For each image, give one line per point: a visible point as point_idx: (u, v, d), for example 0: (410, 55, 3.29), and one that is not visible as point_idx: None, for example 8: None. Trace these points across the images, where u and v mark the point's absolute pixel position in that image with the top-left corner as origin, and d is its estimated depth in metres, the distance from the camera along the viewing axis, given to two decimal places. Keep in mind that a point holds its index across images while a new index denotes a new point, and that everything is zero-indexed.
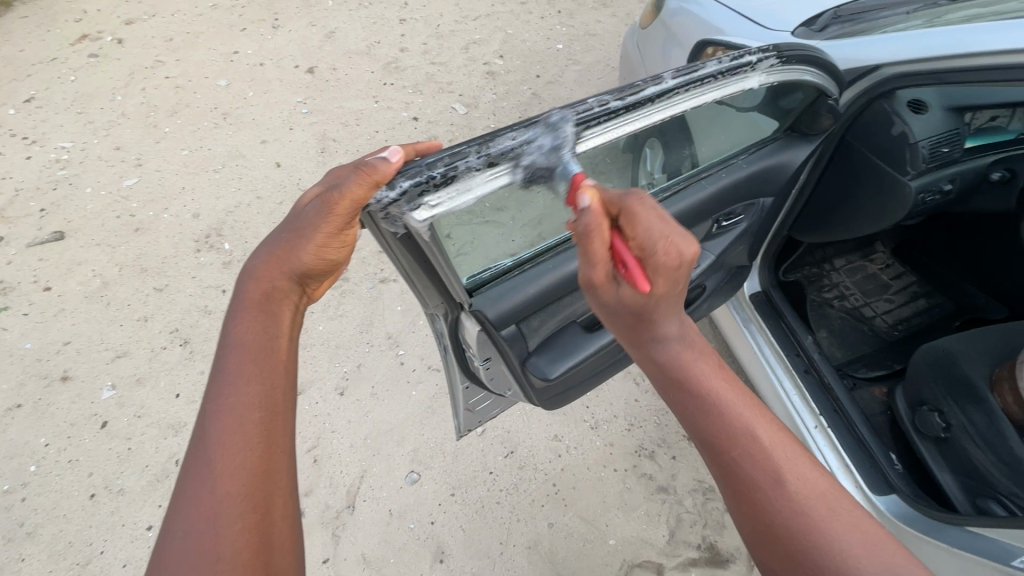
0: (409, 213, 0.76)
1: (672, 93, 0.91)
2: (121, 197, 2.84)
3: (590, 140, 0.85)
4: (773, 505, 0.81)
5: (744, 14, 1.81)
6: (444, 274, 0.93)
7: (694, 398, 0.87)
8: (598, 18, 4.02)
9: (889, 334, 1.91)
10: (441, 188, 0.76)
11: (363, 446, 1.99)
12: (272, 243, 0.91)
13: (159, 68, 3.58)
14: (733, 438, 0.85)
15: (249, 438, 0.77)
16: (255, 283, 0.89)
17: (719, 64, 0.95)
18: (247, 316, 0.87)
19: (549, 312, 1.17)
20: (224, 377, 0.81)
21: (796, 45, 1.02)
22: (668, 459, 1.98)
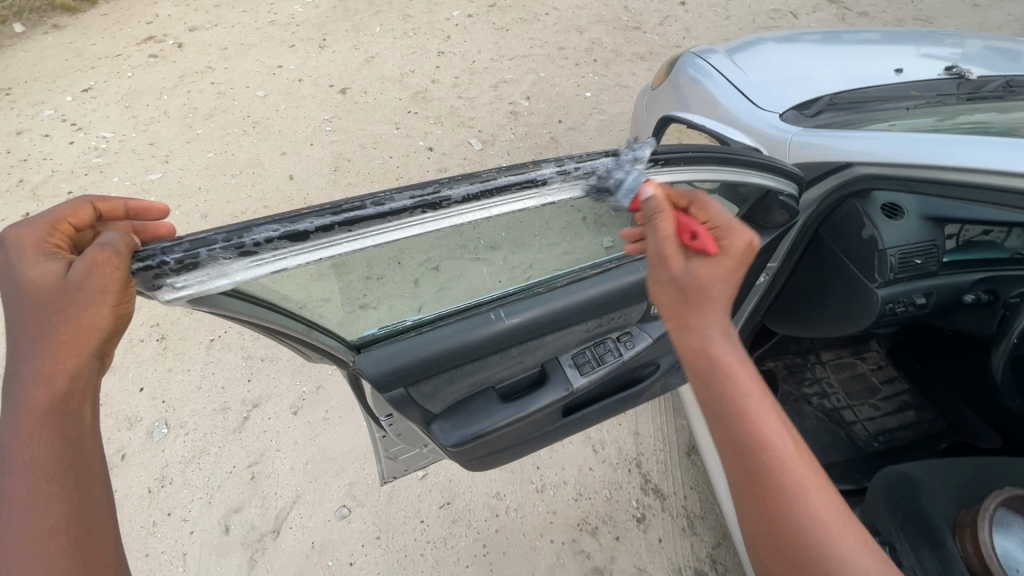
0: (156, 292, 0.66)
1: (500, 193, 0.78)
2: (142, 190, 3.00)
3: (389, 236, 0.73)
4: (792, 518, 0.73)
5: (741, 89, 1.76)
6: (308, 335, 0.90)
7: (725, 396, 0.79)
8: (633, 70, 4.03)
9: (866, 444, 1.74)
10: (183, 272, 0.65)
11: (303, 471, 1.96)
12: (26, 338, 0.70)
13: (208, 73, 3.81)
14: (762, 442, 0.76)
15: (61, 558, 0.68)
16: (34, 386, 0.70)
17: (567, 166, 0.81)
18: (31, 431, 0.70)
19: (454, 377, 1.12)
20: (13, 503, 0.68)
21: (681, 149, 0.92)
22: (610, 539, 1.86)
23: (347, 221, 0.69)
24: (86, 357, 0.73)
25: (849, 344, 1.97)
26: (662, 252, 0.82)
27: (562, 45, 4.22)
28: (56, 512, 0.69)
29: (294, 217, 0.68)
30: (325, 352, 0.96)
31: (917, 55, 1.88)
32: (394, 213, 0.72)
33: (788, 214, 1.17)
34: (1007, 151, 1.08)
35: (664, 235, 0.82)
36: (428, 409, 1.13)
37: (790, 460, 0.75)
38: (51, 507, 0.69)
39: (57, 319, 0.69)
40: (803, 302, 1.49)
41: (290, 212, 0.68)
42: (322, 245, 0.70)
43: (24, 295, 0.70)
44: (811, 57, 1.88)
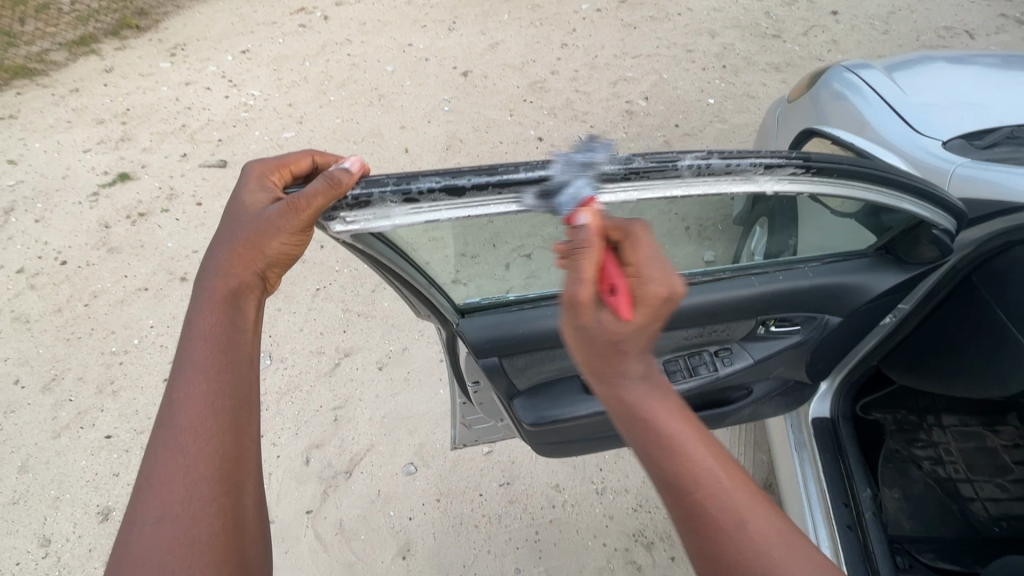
0: (327, 223, 0.75)
1: (641, 176, 0.77)
2: (277, 145, 3.32)
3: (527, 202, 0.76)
4: (735, 552, 0.66)
5: (898, 110, 1.60)
6: (425, 290, 0.97)
7: (658, 433, 0.71)
8: (764, 81, 3.80)
9: (984, 526, 1.55)
10: (355, 208, 0.72)
11: (380, 423, 2.09)
12: (223, 242, 0.80)
13: (347, 45, 4.12)
14: (694, 479, 0.69)
15: (219, 423, 0.72)
16: (218, 278, 0.79)
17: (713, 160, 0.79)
18: (212, 310, 0.78)
19: (545, 359, 1.15)
20: (190, 367, 0.75)
21: (833, 157, 0.85)
22: (664, 558, 1.80)
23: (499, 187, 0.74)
24: (252, 274, 0.80)
25: (982, 413, 1.74)
26: (574, 297, 0.68)
27: (690, 48, 4.07)
28: (223, 382, 0.74)
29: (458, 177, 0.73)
30: (436, 311, 1.02)
31: None
32: (544, 183, 0.75)
33: (939, 251, 1.04)
34: None
35: (580, 277, 0.67)
36: (514, 386, 1.16)
37: (722, 492, 0.69)
38: (217, 377, 0.74)
39: (242, 237, 0.77)
40: (930, 354, 1.35)
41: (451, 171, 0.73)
42: (473, 204, 0.75)
43: (235, 209, 0.80)
44: (987, 86, 1.67)
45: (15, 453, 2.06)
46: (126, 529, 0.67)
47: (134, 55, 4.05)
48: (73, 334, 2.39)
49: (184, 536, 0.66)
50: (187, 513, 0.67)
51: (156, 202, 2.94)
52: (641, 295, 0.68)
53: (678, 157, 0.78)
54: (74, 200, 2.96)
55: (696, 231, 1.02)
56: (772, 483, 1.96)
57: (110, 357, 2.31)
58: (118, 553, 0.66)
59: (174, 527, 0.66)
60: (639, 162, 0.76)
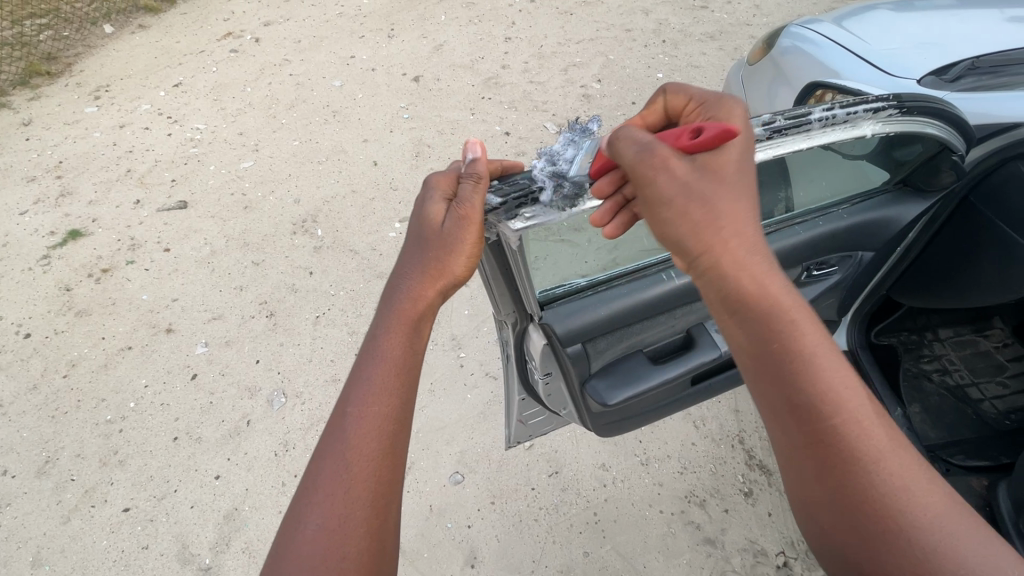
0: (506, 222, 0.84)
1: (781, 136, 0.88)
2: (237, 177, 3.16)
3: None
4: (867, 484, 0.67)
5: (865, 57, 1.72)
6: (520, 283, 1.00)
7: (787, 350, 0.69)
8: (703, 50, 3.96)
9: (998, 422, 1.70)
10: (538, 202, 0.83)
11: (415, 439, 2.06)
12: (410, 258, 0.86)
13: (286, 66, 3.98)
14: (813, 374, 0.68)
15: (382, 449, 0.79)
16: (405, 298, 0.85)
17: (829, 112, 0.90)
18: (395, 332, 0.84)
19: (615, 337, 1.19)
20: (366, 386, 0.81)
21: (919, 96, 0.96)
22: (719, 511, 1.88)
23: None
24: (438, 291, 0.86)
25: (970, 322, 1.91)
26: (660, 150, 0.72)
27: (628, 27, 4.18)
28: (391, 408, 0.81)
29: None
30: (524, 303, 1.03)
31: None
32: None
33: (956, 176, 1.15)
34: None
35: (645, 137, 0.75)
36: (589, 368, 1.18)
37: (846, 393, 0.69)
38: (389, 402, 0.81)
39: (434, 254, 0.84)
40: (941, 275, 1.44)
41: None
42: None
43: (417, 223, 0.86)
44: (933, 23, 1.82)
45: (24, 548, 1.89)
46: (291, 526, 0.74)
47: (52, 103, 3.74)
48: (58, 409, 2.21)
49: (340, 552, 0.72)
50: (344, 529, 0.73)
51: (118, 255, 2.74)
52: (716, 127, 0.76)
53: (810, 111, 0.89)
54: (24, 267, 2.72)
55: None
56: None
57: (107, 427, 2.15)
58: (281, 543, 0.74)
59: (332, 539, 0.73)
60: (781, 121, 0.87)
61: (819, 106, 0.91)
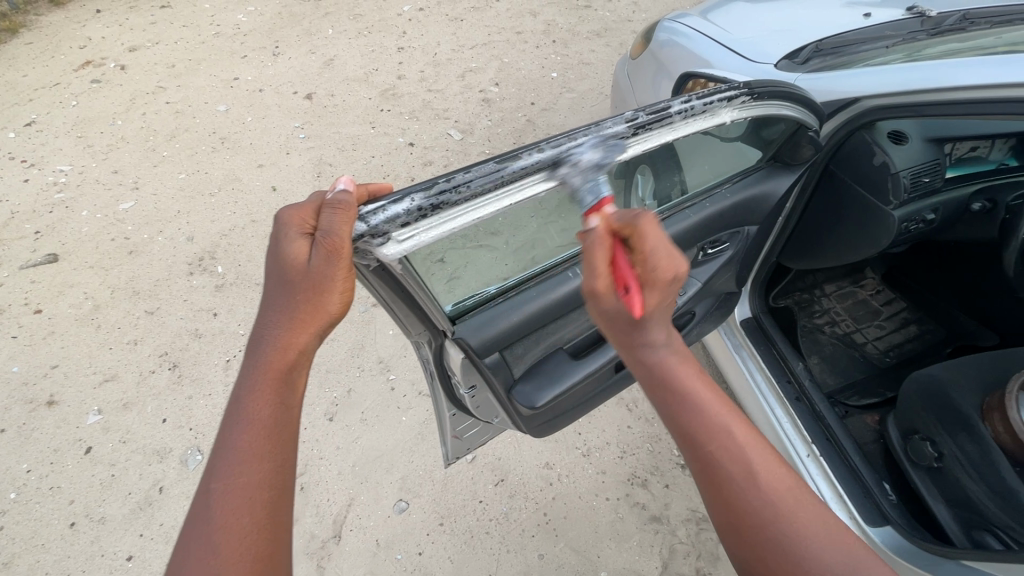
0: (379, 247, 0.77)
1: (646, 131, 0.93)
2: (116, 220, 2.86)
3: (560, 173, 0.87)
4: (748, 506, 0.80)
5: (729, 46, 1.85)
6: (428, 303, 0.96)
7: (678, 400, 0.84)
8: (592, 47, 4.12)
9: (880, 360, 1.90)
10: (414, 223, 0.78)
11: (352, 473, 1.97)
12: (272, 307, 0.81)
13: (161, 94, 3.66)
14: (711, 435, 0.82)
15: (257, 519, 0.74)
16: (273, 350, 0.81)
17: (687, 104, 0.96)
18: (263, 388, 0.80)
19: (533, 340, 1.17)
20: (231, 454, 0.76)
21: (769, 83, 1.05)
22: (660, 488, 1.95)
23: (540, 168, 0.85)
24: (311, 336, 0.82)
25: (848, 275, 2.12)
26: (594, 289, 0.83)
27: (519, 30, 4.26)
28: (265, 472, 0.76)
29: (511, 162, 0.84)
30: (433, 321, 1.00)
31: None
32: (575, 152, 0.87)
33: (814, 148, 1.26)
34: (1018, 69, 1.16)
35: (594, 272, 0.82)
36: (512, 375, 1.18)
37: (738, 449, 0.82)
38: (260, 467, 0.76)
39: (303, 297, 0.79)
40: (817, 237, 1.58)
41: (505, 156, 0.84)
42: (515, 188, 0.84)
43: (277, 265, 0.80)
44: (783, 11, 1.99)
45: None
46: None
47: None
48: None
49: None
50: None
51: None
52: (649, 281, 0.80)
53: (669, 105, 0.95)
54: None
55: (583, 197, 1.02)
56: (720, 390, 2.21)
57: None
58: None
59: None
60: (643, 118, 0.92)
61: (679, 99, 0.96)
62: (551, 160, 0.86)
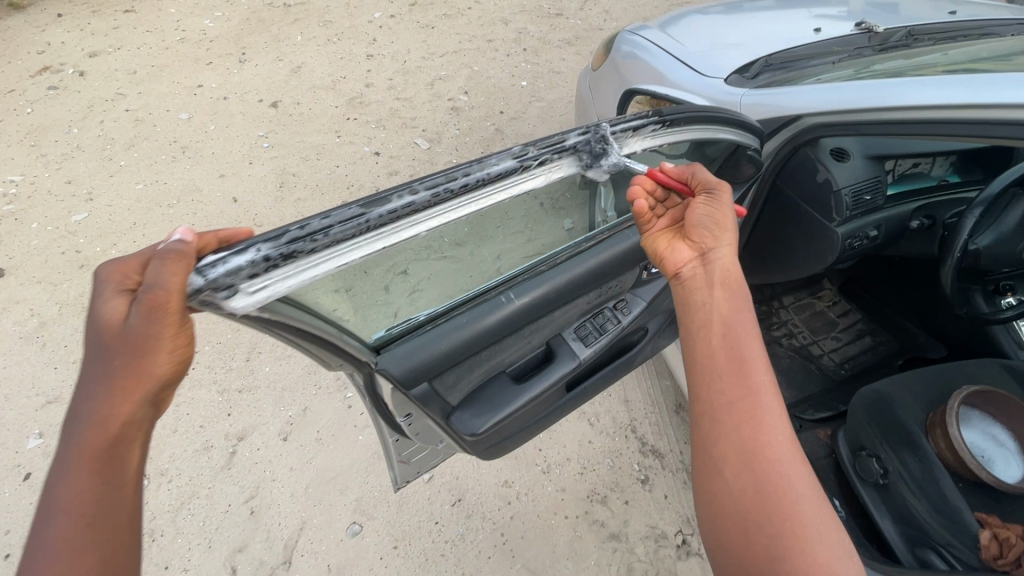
0: (227, 300, 0.67)
1: (544, 165, 0.85)
2: (68, 232, 2.77)
3: (444, 213, 0.78)
4: (773, 445, 0.79)
5: (683, 60, 1.85)
6: (337, 338, 0.85)
7: (735, 326, 0.87)
8: (563, 56, 4.12)
9: (836, 373, 1.90)
10: (266, 273, 0.68)
11: (305, 496, 1.91)
12: (89, 375, 0.69)
13: (120, 101, 3.56)
14: (760, 372, 0.84)
15: None
16: (90, 426, 0.68)
17: (584, 135, 0.89)
18: (81, 471, 0.68)
19: (466, 368, 1.08)
20: (42, 555, 0.64)
21: (683, 108, 1.01)
22: (620, 504, 1.94)
23: (419, 207, 0.75)
24: (141, 404, 0.71)
25: (806, 286, 2.15)
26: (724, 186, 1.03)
27: (490, 38, 4.25)
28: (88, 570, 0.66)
29: (384, 202, 0.74)
30: (345, 357, 0.89)
31: (818, 17, 2.01)
32: (459, 190, 0.78)
33: (754, 166, 1.25)
34: (946, 88, 1.14)
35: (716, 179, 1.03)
36: (448, 404, 1.14)
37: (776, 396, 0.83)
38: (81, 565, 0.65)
39: (125, 363, 0.68)
40: (767, 253, 1.59)
41: (376, 195, 0.74)
42: (391, 231, 0.74)
43: (93, 329, 0.68)
44: (739, 24, 2.00)
45: None
46: None
47: None
48: None
49: None
50: None
51: None
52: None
53: (564, 138, 0.88)
54: None
55: (550, 206, 1.05)
56: (682, 402, 2.21)
57: None
58: None
59: None
60: (532, 151, 0.84)
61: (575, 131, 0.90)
62: (431, 198, 0.76)
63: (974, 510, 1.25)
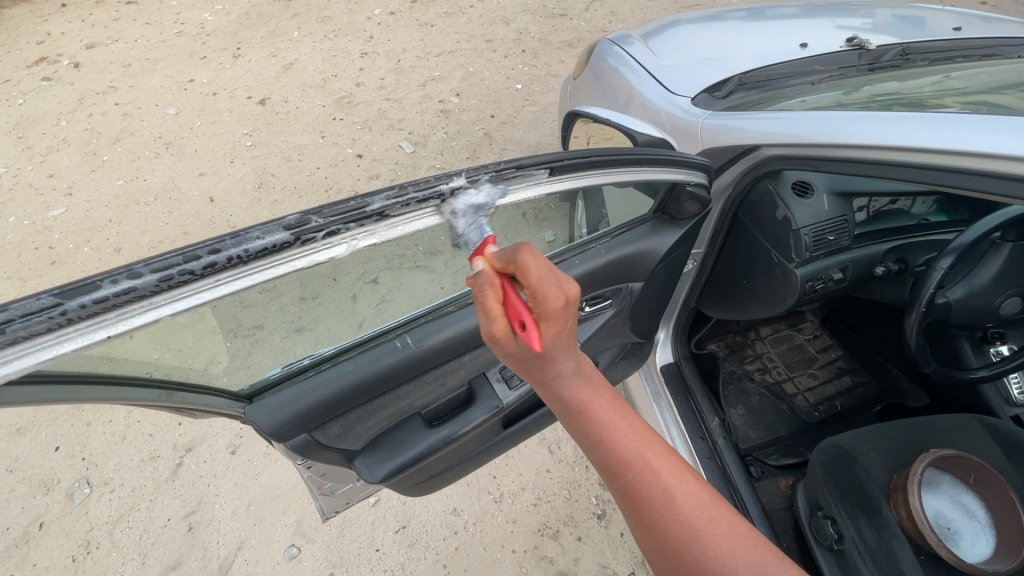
0: None
1: (330, 238, 0.68)
2: (44, 227, 2.76)
3: (198, 296, 0.62)
4: (667, 525, 0.71)
5: (653, 72, 1.73)
6: (173, 399, 0.85)
7: (585, 430, 0.76)
8: (562, 58, 3.99)
9: (809, 415, 1.78)
10: None
11: (246, 514, 1.85)
12: None
13: (111, 94, 3.55)
14: (626, 461, 0.73)
15: None
16: None
17: (394, 198, 0.72)
18: None
19: (358, 418, 1.04)
20: None
21: (541, 154, 0.86)
22: (572, 540, 1.84)
23: (154, 289, 0.59)
24: None
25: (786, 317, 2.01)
26: (491, 334, 0.71)
27: (489, 38, 4.14)
28: None
29: (91, 288, 0.56)
30: (209, 411, 0.91)
31: (835, 27, 1.88)
32: (206, 272, 0.61)
33: (699, 204, 1.16)
34: (908, 126, 1.02)
35: (489, 316, 0.71)
36: (350, 448, 1.07)
37: (651, 473, 0.73)
38: None
39: None
40: (729, 288, 1.48)
41: (84, 280, 0.57)
42: (121, 318, 0.58)
43: None
44: (720, 32, 1.88)
45: None
46: None
47: None
48: None
49: None
50: None
51: None
52: (543, 314, 0.68)
53: (364, 204, 0.70)
54: None
55: (533, 215, 1.02)
56: None
57: None
58: None
59: None
60: (314, 223, 0.66)
61: (383, 193, 0.72)
62: (173, 279, 0.59)
63: None
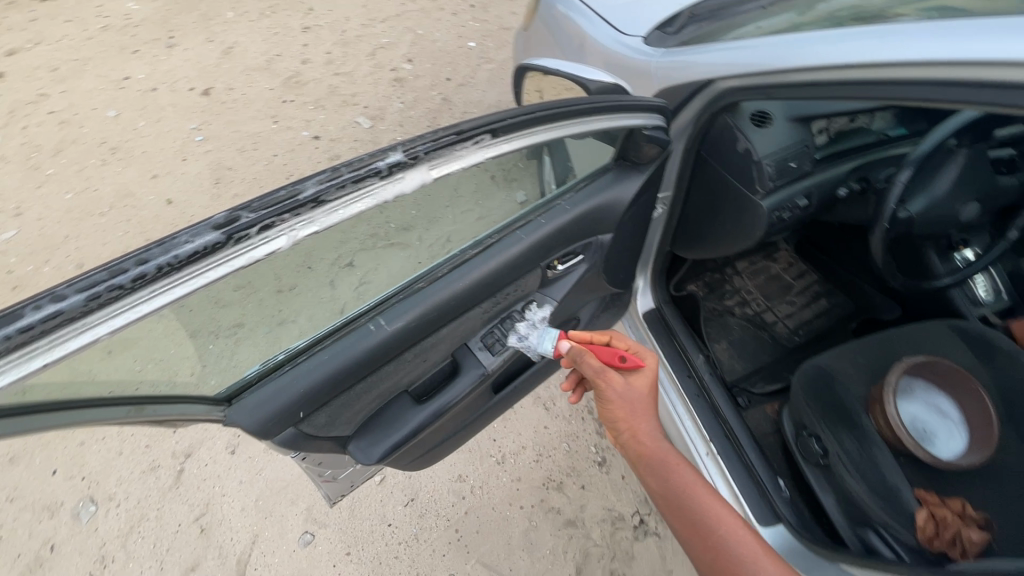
0: None
1: (266, 230, 0.66)
2: None
3: (136, 308, 0.61)
4: (718, 536, 1.02)
5: (602, 13, 1.67)
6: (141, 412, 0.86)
7: (664, 468, 1.12)
8: (513, 9, 3.84)
9: (789, 340, 1.83)
10: None
11: (255, 509, 1.87)
12: None
13: (44, 102, 3.34)
14: (691, 491, 1.09)
15: None
16: None
17: (328, 182, 0.71)
18: None
19: (343, 405, 1.04)
20: None
21: (479, 118, 0.84)
22: (576, 489, 1.91)
23: (85, 308, 0.57)
24: None
25: (761, 249, 2.03)
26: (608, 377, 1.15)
27: None
28: None
29: (18, 317, 0.55)
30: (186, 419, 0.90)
31: None
32: (141, 285, 0.60)
33: (658, 146, 1.14)
34: (854, 41, 1.00)
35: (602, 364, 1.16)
36: (341, 434, 1.07)
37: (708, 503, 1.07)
38: None
39: None
40: (700, 228, 1.49)
41: (10, 309, 0.56)
42: (56, 342, 0.57)
43: None
44: None
45: None
46: None
47: None
48: None
49: None
50: None
51: None
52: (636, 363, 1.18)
53: (297, 191, 0.69)
54: None
55: (502, 176, 1.07)
56: None
57: None
58: None
59: None
60: (244, 219, 0.65)
61: (316, 178, 0.71)
62: (102, 295, 0.58)
63: (916, 487, 1.17)
